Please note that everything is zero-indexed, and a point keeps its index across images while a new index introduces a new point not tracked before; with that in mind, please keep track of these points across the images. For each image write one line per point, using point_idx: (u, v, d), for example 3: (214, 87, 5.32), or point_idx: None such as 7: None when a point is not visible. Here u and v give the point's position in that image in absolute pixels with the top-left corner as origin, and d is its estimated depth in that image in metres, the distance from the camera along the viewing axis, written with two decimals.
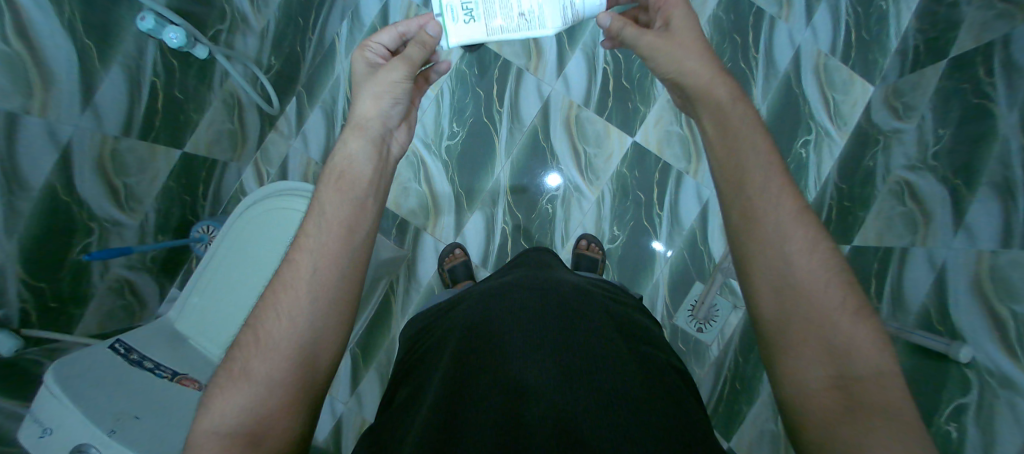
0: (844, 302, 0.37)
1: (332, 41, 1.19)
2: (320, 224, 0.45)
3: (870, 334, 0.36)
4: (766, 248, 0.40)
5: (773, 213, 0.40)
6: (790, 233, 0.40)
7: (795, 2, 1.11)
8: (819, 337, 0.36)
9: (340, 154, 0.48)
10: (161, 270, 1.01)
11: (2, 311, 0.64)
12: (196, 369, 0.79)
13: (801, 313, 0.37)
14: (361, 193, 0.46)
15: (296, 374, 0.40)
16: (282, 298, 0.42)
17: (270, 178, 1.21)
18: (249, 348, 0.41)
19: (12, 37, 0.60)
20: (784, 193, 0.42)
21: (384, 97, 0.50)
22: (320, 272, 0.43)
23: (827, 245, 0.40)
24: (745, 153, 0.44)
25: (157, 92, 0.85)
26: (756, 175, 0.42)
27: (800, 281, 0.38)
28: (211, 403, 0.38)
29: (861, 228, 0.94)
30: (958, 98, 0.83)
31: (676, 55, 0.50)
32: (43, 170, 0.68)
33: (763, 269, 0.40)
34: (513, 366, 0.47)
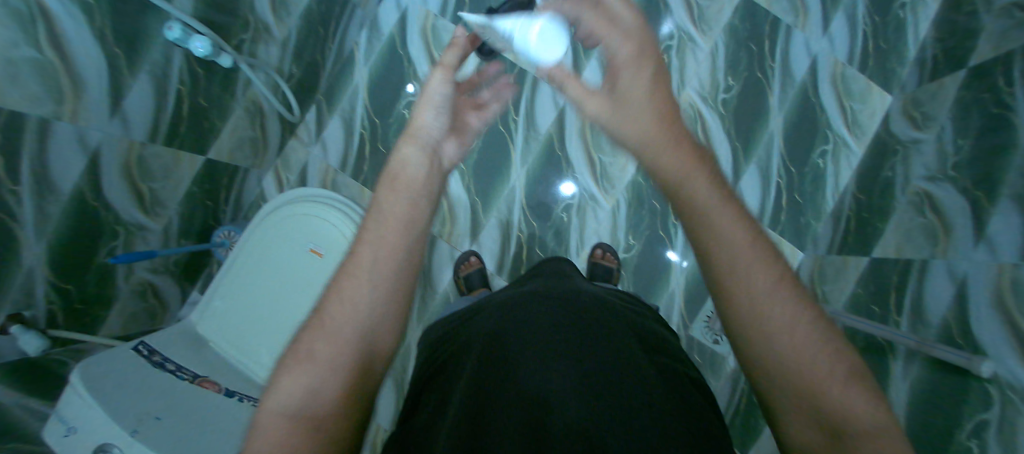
0: (835, 372, 0.35)
1: (352, 49, 1.22)
2: (379, 223, 0.43)
3: (864, 394, 0.34)
4: (752, 323, 0.36)
5: (747, 289, 0.36)
6: (776, 295, 0.36)
7: (811, 10, 1.11)
8: (815, 408, 0.35)
9: (396, 157, 0.45)
10: (183, 274, 1.03)
11: (28, 312, 0.67)
12: (215, 372, 0.80)
13: (796, 381, 0.35)
14: (416, 192, 0.44)
15: (353, 366, 0.40)
16: (344, 287, 0.41)
17: (290, 184, 1.25)
18: (314, 332, 0.40)
19: (45, 45, 0.61)
20: (767, 259, 0.37)
21: (436, 109, 0.45)
22: (381, 265, 0.41)
23: (811, 310, 0.37)
24: (715, 228, 0.37)
25: (182, 101, 0.86)
26: (730, 253, 0.37)
27: (786, 356, 0.35)
28: (277, 383, 0.38)
29: (880, 240, 0.93)
30: (977, 108, 0.82)
31: (630, 122, 0.39)
32: (73, 174, 0.70)
33: (749, 345, 0.37)
34: (534, 379, 0.47)
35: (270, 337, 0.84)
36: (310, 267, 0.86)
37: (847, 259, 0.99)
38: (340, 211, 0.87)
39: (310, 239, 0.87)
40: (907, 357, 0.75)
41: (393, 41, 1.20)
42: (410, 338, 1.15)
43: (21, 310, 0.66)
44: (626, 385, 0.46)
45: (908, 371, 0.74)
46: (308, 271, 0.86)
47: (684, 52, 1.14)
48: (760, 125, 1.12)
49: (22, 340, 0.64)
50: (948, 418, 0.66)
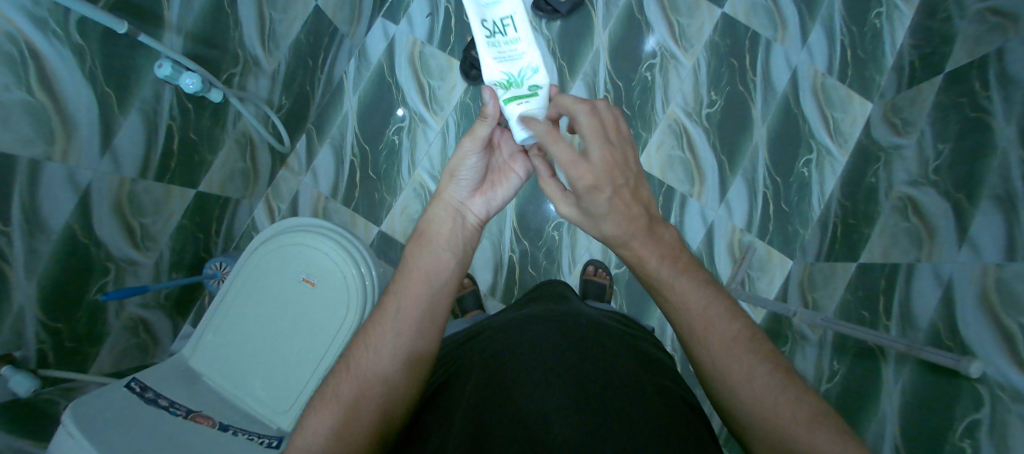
0: (795, 415, 0.40)
1: (340, 79, 1.28)
2: (404, 277, 0.51)
3: (834, 438, 0.38)
4: (714, 376, 0.44)
5: (706, 351, 0.45)
6: (739, 353, 0.43)
7: (790, 24, 1.14)
8: (781, 449, 0.40)
9: (424, 221, 0.54)
10: (174, 308, 1.02)
11: (20, 352, 0.66)
12: (208, 406, 0.78)
13: (771, 428, 0.40)
14: (440, 247, 0.52)
15: (377, 408, 0.46)
16: (373, 334, 0.49)
17: (281, 213, 1.26)
18: (341, 374, 0.47)
19: (35, 86, 0.60)
20: (722, 324, 0.45)
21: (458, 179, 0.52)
22: (405, 313, 0.49)
23: (770, 359, 0.43)
24: (684, 296, 0.47)
25: (173, 135, 0.87)
26: (696, 318, 0.46)
27: (747, 403, 0.42)
28: (306, 422, 0.44)
29: (866, 245, 0.95)
30: (956, 112, 0.84)
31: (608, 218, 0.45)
32: (63, 212, 0.70)
33: (718, 394, 0.44)
34: (534, 396, 0.46)
35: (265, 370, 0.83)
36: (303, 298, 0.86)
37: (836, 265, 1.00)
38: (332, 238, 0.87)
39: (302, 268, 0.87)
40: (898, 360, 0.76)
41: (381, 70, 1.26)
42: None
43: (13, 351, 0.65)
44: (628, 402, 0.46)
45: (899, 374, 0.75)
46: (301, 301, 0.86)
47: (667, 70, 1.17)
48: (744, 137, 1.14)
49: (13, 381, 0.62)
50: (941, 419, 0.65)
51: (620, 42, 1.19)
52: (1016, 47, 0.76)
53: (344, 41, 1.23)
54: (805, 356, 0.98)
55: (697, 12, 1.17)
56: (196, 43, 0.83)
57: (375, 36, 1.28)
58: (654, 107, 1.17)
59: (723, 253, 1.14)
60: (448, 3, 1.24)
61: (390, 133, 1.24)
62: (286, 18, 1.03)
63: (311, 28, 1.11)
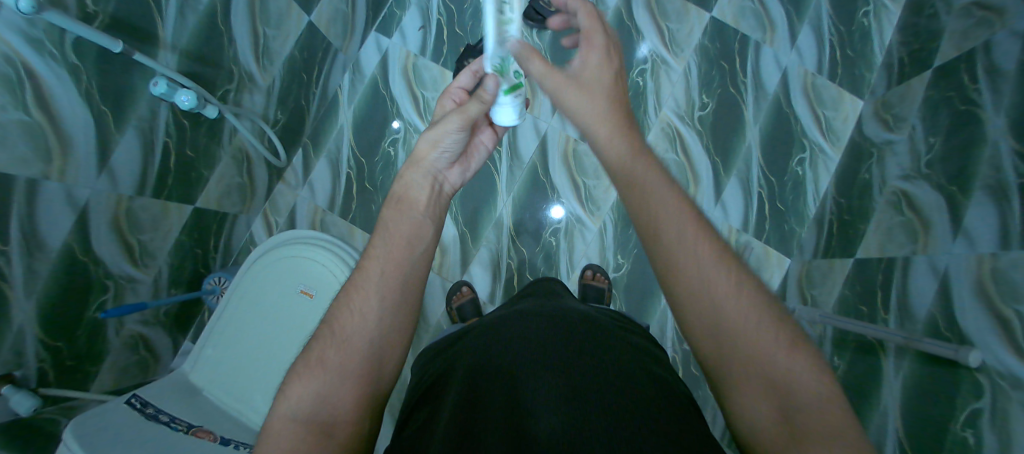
0: (773, 338, 0.39)
1: (335, 92, 1.29)
2: (387, 237, 0.50)
3: (808, 367, 0.38)
4: (691, 292, 0.41)
5: (689, 258, 0.41)
6: (710, 264, 0.41)
7: (778, 25, 1.16)
8: (758, 374, 0.38)
9: (402, 181, 0.54)
10: (173, 324, 1.02)
11: (20, 371, 0.66)
12: (210, 420, 0.78)
13: (743, 350, 0.39)
14: (420, 213, 0.52)
15: (364, 373, 0.45)
16: (355, 297, 0.48)
17: (279, 227, 1.27)
18: (326, 340, 0.46)
19: (32, 106, 0.61)
20: (698, 237, 0.43)
21: (437, 143, 0.53)
22: (388, 275, 0.48)
23: (746, 276, 0.41)
24: (653, 193, 0.44)
25: (169, 151, 0.87)
26: (669, 212, 0.43)
27: (728, 326, 0.40)
28: (290, 390, 0.43)
29: (862, 241, 0.95)
30: (946, 106, 0.85)
31: (583, 104, 0.51)
32: (62, 232, 0.70)
33: (697, 319, 0.41)
34: (525, 384, 0.48)
35: (264, 383, 0.82)
36: (299, 309, 0.86)
37: (833, 262, 1.00)
38: (329, 251, 0.89)
39: (299, 280, 0.88)
40: (898, 353, 0.75)
41: (376, 83, 1.28)
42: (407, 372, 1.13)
43: (12, 370, 0.65)
44: (615, 385, 0.47)
45: (900, 367, 0.74)
46: (298, 313, 0.86)
47: (658, 74, 1.18)
48: (737, 138, 1.15)
49: (13, 401, 0.62)
50: (945, 411, 0.64)
51: None
52: (1002, 39, 0.77)
53: (338, 56, 1.25)
54: None
55: (685, 16, 1.18)
56: (191, 61, 0.84)
57: (369, 49, 1.30)
58: (647, 110, 1.18)
59: None
60: (440, 16, 1.26)
61: (386, 145, 1.25)
62: (279, 34, 1.04)
63: (305, 43, 1.12)
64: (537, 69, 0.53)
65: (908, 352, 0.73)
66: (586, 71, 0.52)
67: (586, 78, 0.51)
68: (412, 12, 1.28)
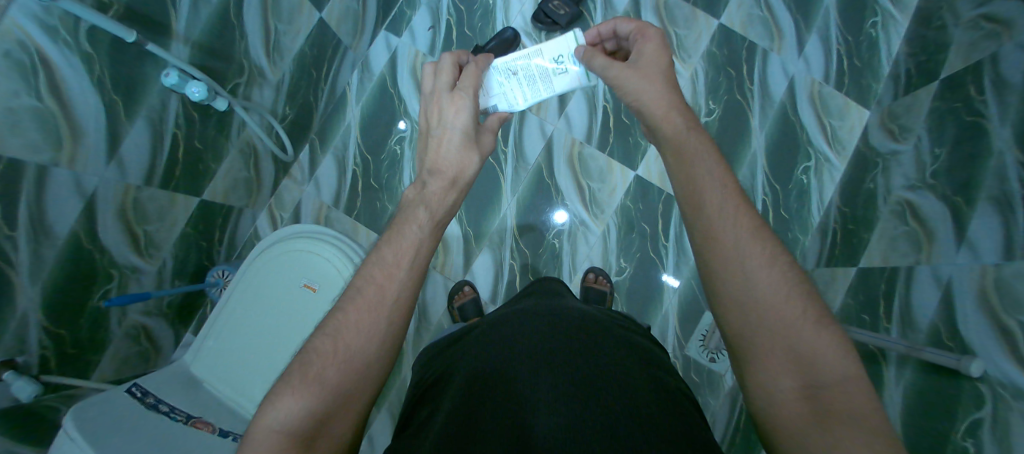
0: (803, 316, 0.40)
1: (343, 90, 1.30)
2: (401, 251, 0.48)
3: (833, 341, 0.39)
4: (729, 264, 0.42)
5: (732, 233, 0.43)
6: (749, 251, 0.42)
7: (786, 34, 1.16)
8: (785, 345, 0.39)
9: (425, 195, 0.53)
10: (176, 315, 1.02)
11: (23, 357, 0.67)
12: (209, 412, 0.78)
13: (772, 327, 0.40)
14: (429, 233, 0.50)
15: (359, 389, 0.43)
16: (362, 314, 0.45)
17: (284, 222, 1.27)
18: (325, 354, 0.42)
19: (44, 92, 0.61)
20: (740, 214, 0.44)
21: (480, 157, 0.57)
22: (402, 299, 0.46)
23: (785, 258, 0.42)
24: (701, 177, 0.46)
25: (178, 143, 0.88)
26: (712, 200, 0.44)
27: (762, 299, 0.40)
28: (279, 402, 0.40)
29: (865, 251, 0.94)
30: (952, 117, 0.85)
31: (637, 84, 0.54)
32: (69, 219, 0.71)
33: (728, 301, 0.42)
34: (535, 386, 0.47)
35: (265, 375, 0.83)
36: (303, 302, 0.87)
37: (836, 271, 1.00)
38: (333, 244, 0.90)
39: (305, 274, 0.88)
40: (900, 362, 0.75)
41: (383, 82, 1.29)
42: (407, 369, 1.14)
43: (15, 356, 0.66)
44: (619, 398, 0.46)
45: (901, 377, 0.74)
46: (301, 306, 0.87)
47: None
48: (742, 145, 1.15)
49: (15, 386, 0.62)
50: (945, 420, 0.64)
51: None
52: (1010, 52, 0.77)
53: (347, 53, 1.26)
54: None
55: (693, 23, 1.19)
56: (202, 53, 0.85)
57: (378, 48, 1.31)
58: None
59: None
60: (449, 17, 1.27)
61: (392, 143, 1.26)
62: (290, 30, 1.05)
63: (315, 40, 1.13)
64: (600, 64, 0.57)
65: (910, 361, 0.73)
66: (647, 58, 0.56)
67: (647, 70, 0.54)
68: (423, 12, 1.29)
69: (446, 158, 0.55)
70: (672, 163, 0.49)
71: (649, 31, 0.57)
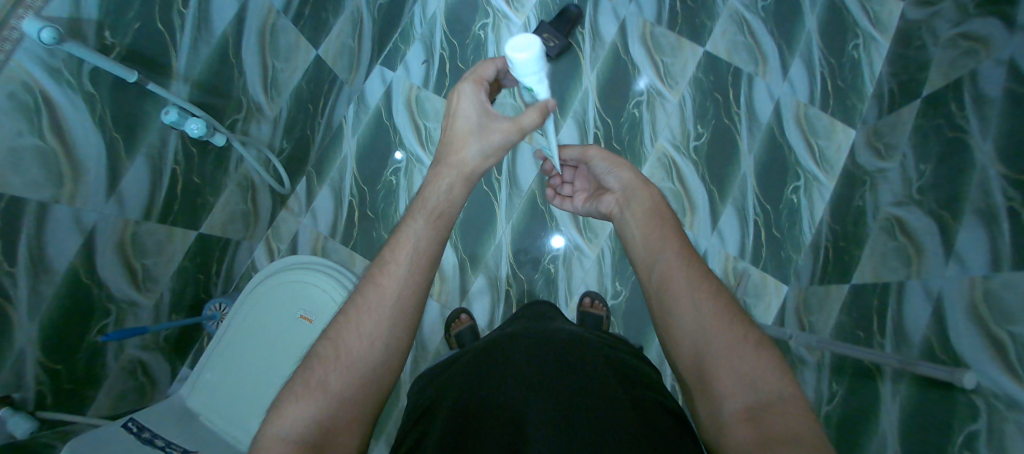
0: (743, 340, 0.44)
1: (340, 123, 1.34)
2: (409, 256, 0.50)
3: (770, 363, 0.42)
4: (679, 299, 0.48)
5: (682, 274, 0.49)
6: (696, 288, 0.48)
7: (769, 58, 1.20)
8: (729, 365, 0.42)
9: (431, 192, 0.54)
10: (173, 350, 1.02)
11: (19, 393, 0.67)
12: (204, 446, 0.76)
13: (715, 350, 0.43)
14: (441, 236, 0.53)
15: (362, 396, 0.44)
16: (366, 319, 0.47)
17: (280, 254, 1.29)
18: (328, 363, 0.44)
19: (47, 131, 0.64)
20: (692, 261, 0.51)
21: (488, 153, 0.56)
22: (404, 298, 0.48)
23: (726, 295, 0.48)
24: (659, 231, 0.54)
25: (177, 179, 0.90)
26: (668, 248, 0.52)
27: (708, 327, 0.45)
28: (284, 412, 0.41)
29: (858, 267, 0.94)
30: (935, 133, 0.87)
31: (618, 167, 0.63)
32: (68, 255, 0.72)
33: (678, 331, 0.47)
34: (522, 401, 0.48)
35: (260, 407, 0.82)
36: (298, 333, 0.87)
37: (829, 288, 1.00)
38: (331, 275, 0.91)
39: (300, 305, 0.89)
40: (896, 378, 0.74)
41: (379, 114, 1.33)
42: (403, 400, 1.12)
43: (12, 392, 0.65)
44: (605, 409, 0.47)
45: (897, 391, 0.73)
46: (296, 337, 0.86)
47: (654, 106, 1.22)
48: (731, 167, 1.18)
49: (11, 423, 0.63)
50: (941, 435, 0.63)
51: (607, 82, 1.24)
52: (989, 68, 0.79)
53: (344, 87, 1.30)
54: (805, 382, 0.95)
55: (679, 51, 1.23)
56: (201, 92, 0.88)
57: (374, 82, 1.35)
58: (642, 141, 1.21)
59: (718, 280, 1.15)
60: (443, 50, 1.32)
61: (388, 174, 1.29)
62: (288, 67, 1.08)
63: (311, 76, 1.17)
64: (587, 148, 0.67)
65: (904, 377, 0.72)
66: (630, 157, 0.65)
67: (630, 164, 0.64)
68: (416, 47, 1.34)
69: (469, 158, 0.55)
70: (635, 221, 0.58)
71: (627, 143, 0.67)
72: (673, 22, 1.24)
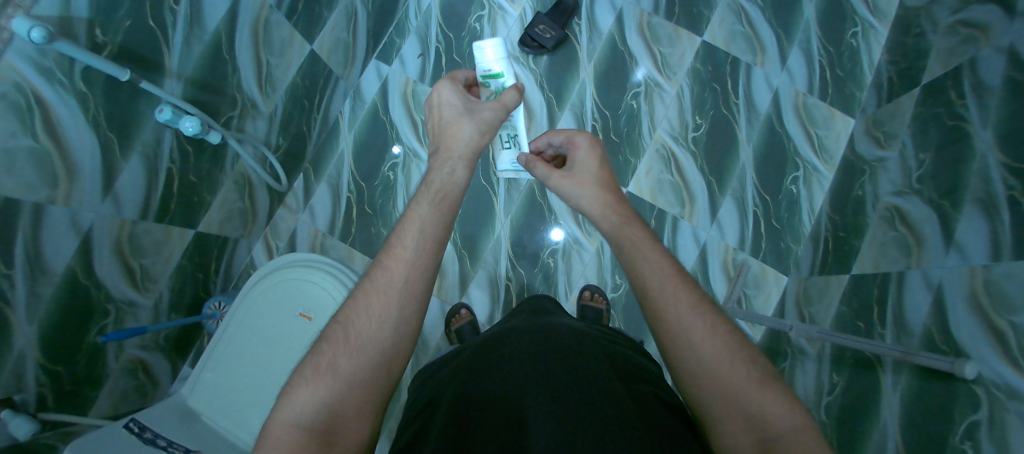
0: (748, 377, 0.44)
1: (336, 119, 1.33)
2: (417, 239, 0.51)
3: (778, 397, 0.43)
4: (677, 340, 0.47)
5: (675, 312, 0.48)
6: (690, 326, 0.47)
7: (768, 48, 1.19)
8: (738, 405, 0.43)
9: (437, 171, 0.56)
10: (173, 349, 1.02)
11: (19, 395, 0.67)
12: (206, 445, 0.77)
13: (720, 390, 0.44)
14: (450, 217, 0.54)
15: (375, 376, 0.45)
16: (375, 301, 0.47)
17: (279, 251, 1.28)
18: (338, 344, 0.45)
19: (40, 132, 0.63)
20: (681, 294, 0.50)
21: (483, 129, 0.61)
22: (413, 282, 0.49)
23: (724, 327, 0.47)
24: (640, 264, 0.53)
25: (173, 177, 0.89)
26: (653, 284, 0.51)
27: (708, 366, 0.45)
28: (294, 396, 0.42)
29: (857, 257, 0.95)
30: (935, 122, 0.87)
31: (574, 191, 0.61)
32: (65, 256, 0.71)
33: (681, 368, 0.46)
34: (531, 394, 0.48)
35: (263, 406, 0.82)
36: (298, 331, 0.86)
37: (829, 279, 1.01)
38: (330, 273, 0.90)
39: (299, 303, 0.88)
40: (896, 368, 0.74)
41: (376, 109, 1.31)
42: (404, 395, 1.12)
43: (12, 394, 0.66)
44: (610, 402, 0.47)
45: (898, 382, 0.73)
46: (297, 336, 0.86)
47: (652, 98, 1.21)
48: (730, 158, 1.17)
49: (12, 425, 0.63)
50: (942, 424, 0.63)
51: (605, 73, 1.23)
52: (988, 56, 0.78)
53: (339, 83, 1.29)
54: (805, 372, 0.96)
55: (677, 41, 1.22)
56: (196, 89, 0.87)
57: (370, 77, 1.34)
58: (641, 133, 1.21)
59: (718, 271, 1.16)
60: (439, 44, 1.31)
61: (386, 169, 1.28)
62: (282, 62, 1.07)
63: (306, 72, 1.16)
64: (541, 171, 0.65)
65: (905, 367, 0.72)
66: (585, 163, 0.63)
67: (584, 175, 0.62)
68: (411, 41, 1.32)
69: (467, 135, 0.59)
70: (618, 251, 0.56)
71: (577, 139, 0.64)
72: (671, 12, 1.23)
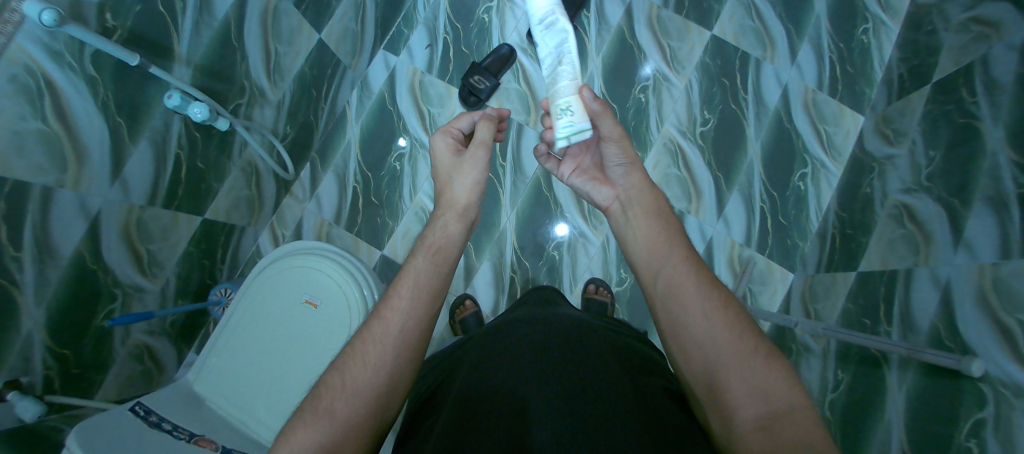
0: (754, 351, 0.45)
1: (343, 108, 1.33)
2: (411, 290, 0.52)
3: (780, 373, 0.43)
4: (690, 306, 0.49)
5: (692, 281, 0.50)
6: (707, 296, 0.49)
7: (778, 43, 1.18)
8: (741, 377, 0.43)
9: (439, 232, 0.58)
10: (179, 335, 1.03)
11: (27, 377, 0.67)
12: (211, 430, 0.78)
13: (724, 361, 0.45)
14: (446, 268, 0.56)
15: (366, 424, 0.45)
16: (371, 350, 0.48)
17: (285, 240, 1.29)
18: (335, 390, 0.46)
19: (50, 115, 0.63)
20: (699, 267, 0.52)
21: (474, 186, 0.60)
22: (406, 332, 0.50)
23: (736, 303, 0.49)
24: (664, 234, 0.55)
25: (180, 163, 0.90)
26: (675, 253, 0.53)
27: (716, 336, 0.46)
28: (293, 435, 0.42)
29: (865, 255, 0.94)
30: (945, 119, 0.86)
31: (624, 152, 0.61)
32: (74, 239, 0.72)
33: (686, 333, 0.48)
34: (538, 384, 0.48)
35: (267, 391, 0.83)
36: (304, 317, 0.87)
37: (836, 276, 1.00)
38: (334, 260, 0.89)
39: (305, 289, 0.88)
40: (902, 365, 0.74)
41: (383, 99, 1.31)
42: None
43: (19, 376, 0.66)
44: (610, 399, 0.46)
45: (904, 379, 0.73)
46: (301, 321, 0.87)
47: (660, 92, 1.20)
48: (738, 154, 1.17)
49: (20, 406, 0.64)
50: (947, 422, 0.63)
51: (612, 66, 1.22)
52: (1001, 53, 0.77)
53: (347, 73, 1.28)
54: (809, 368, 0.96)
55: (686, 35, 1.21)
56: (204, 75, 0.87)
57: (377, 67, 1.34)
58: (648, 126, 1.20)
59: (723, 267, 1.15)
60: (446, 34, 1.30)
61: (392, 160, 1.28)
62: (290, 51, 1.07)
63: (314, 60, 1.15)
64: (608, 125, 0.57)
65: (912, 364, 0.72)
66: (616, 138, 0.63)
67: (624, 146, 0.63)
68: (419, 31, 1.32)
69: (457, 194, 0.60)
70: (638, 225, 0.57)
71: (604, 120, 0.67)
72: (681, 6, 1.21)
